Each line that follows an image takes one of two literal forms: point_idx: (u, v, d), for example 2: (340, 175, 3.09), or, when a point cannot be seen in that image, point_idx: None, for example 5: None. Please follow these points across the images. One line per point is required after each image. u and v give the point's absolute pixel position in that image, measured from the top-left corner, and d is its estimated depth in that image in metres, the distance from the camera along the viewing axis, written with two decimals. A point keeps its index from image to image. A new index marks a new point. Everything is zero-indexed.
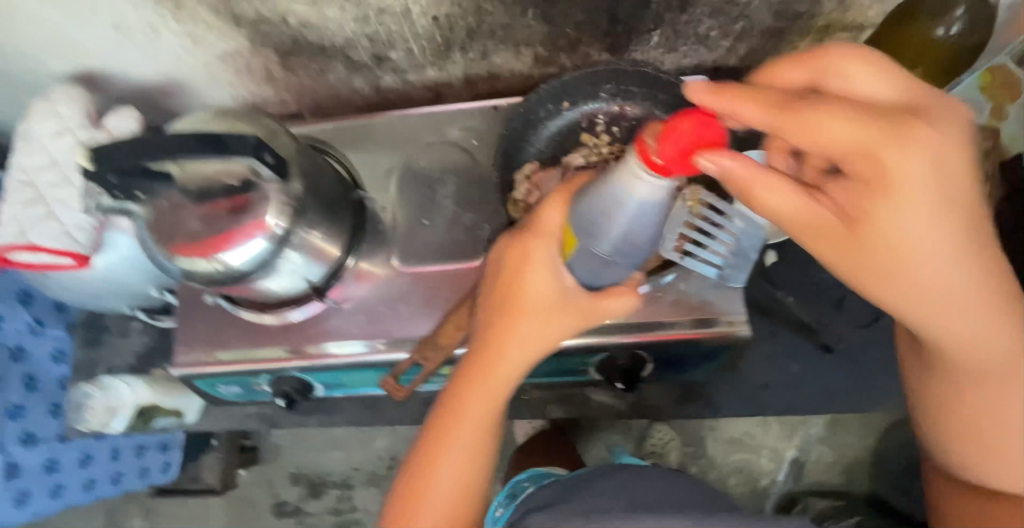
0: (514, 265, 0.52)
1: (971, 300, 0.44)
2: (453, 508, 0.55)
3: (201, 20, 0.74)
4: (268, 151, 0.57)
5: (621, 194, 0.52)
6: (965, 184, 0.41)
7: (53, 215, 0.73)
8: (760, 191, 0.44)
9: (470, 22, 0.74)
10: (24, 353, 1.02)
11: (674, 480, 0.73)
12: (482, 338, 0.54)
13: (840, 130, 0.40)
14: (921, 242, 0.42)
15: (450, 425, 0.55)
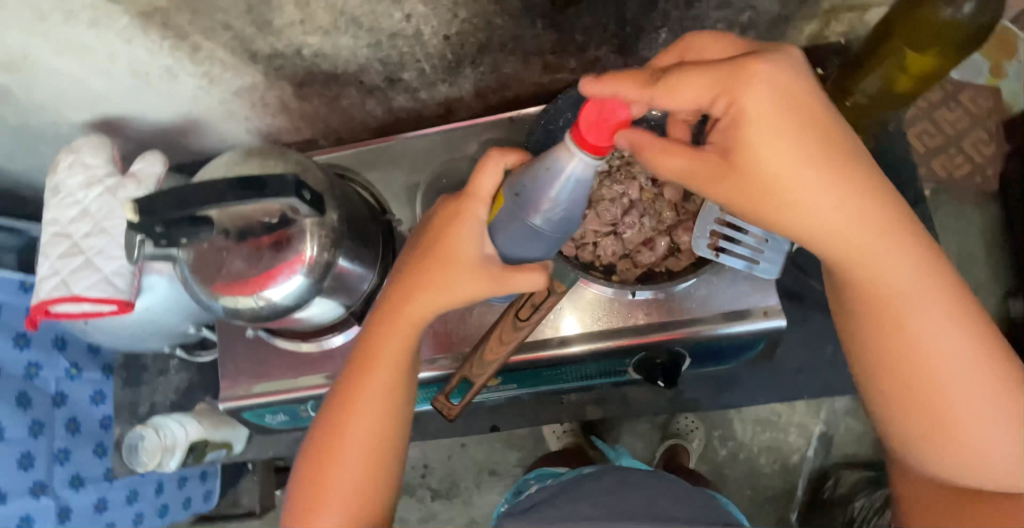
0: (444, 225, 0.60)
1: (847, 225, 0.49)
2: (374, 441, 0.61)
3: (217, 60, 0.76)
4: (305, 188, 0.59)
5: (552, 165, 0.54)
6: (813, 114, 0.48)
7: (93, 264, 0.77)
8: (660, 154, 0.50)
9: (481, 37, 0.75)
10: (64, 399, 1.02)
11: (689, 494, 0.67)
12: (404, 280, 0.61)
13: (690, 94, 0.49)
14: (784, 163, 0.47)
15: (372, 366, 0.61)
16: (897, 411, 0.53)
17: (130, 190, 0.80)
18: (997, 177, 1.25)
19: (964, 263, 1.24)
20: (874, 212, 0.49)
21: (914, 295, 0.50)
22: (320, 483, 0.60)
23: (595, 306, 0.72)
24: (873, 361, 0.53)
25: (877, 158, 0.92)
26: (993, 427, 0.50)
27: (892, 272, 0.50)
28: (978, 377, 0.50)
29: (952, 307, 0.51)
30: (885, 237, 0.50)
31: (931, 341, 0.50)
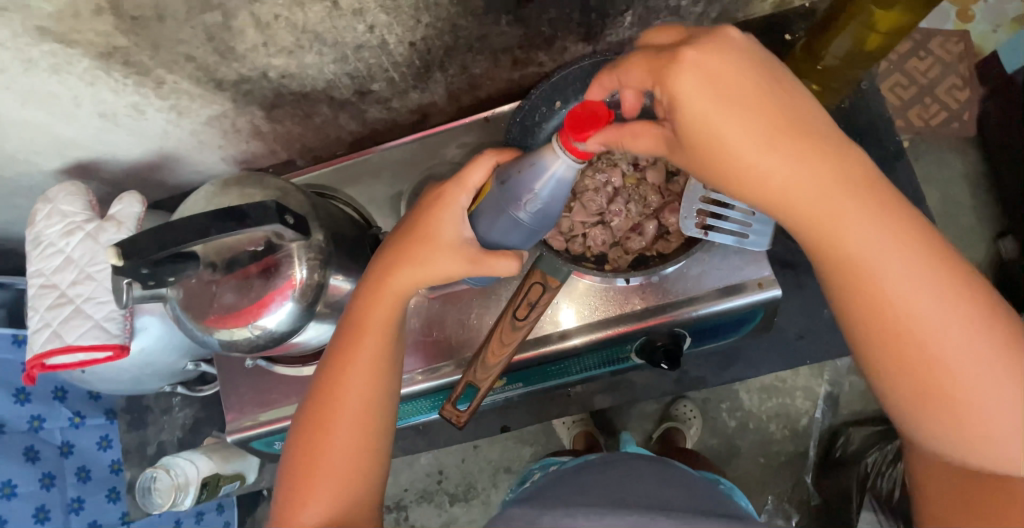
0: (427, 205, 0.61)
1: (810, 197, 0.46)
2: (360, 424, 0.59)
3: (183, 92, 0.75)
4: (288, 212, 0.58)
5: (536, 161, 0.55)
6: (756, 88, 0.46)
7: (83, 311, 0.76)
8: (630, 139, 0.50)
9: (446, 40, 0.75)
10: (72, 448, 1.02)
11: (684, 481, 0.68)
12: (384, 259, 0.61)
13: (635, 80, 0.50)
14: (729, 138, 0.45)
15: (352, 351, 0.60)
16: (901, 401, 0.48)
17: (111, 233, 0.79)
18: (974, 122, 1.26)
19: (950, 210, 1.25)
20: (842, 181, 0.46)
21: (903, 272, 0.45)
22: (306, 472, 0.57)
23: (590, 297, 0.72)
24: (870, 350, 0.48)
25: (854, 117, 0.92)
26: (1012, 413, 0.45)
27: (877, 251, 0.46)
28: (988, 358, 0.44)
29: (947, 280, 0.45)
30: (857, 208, 0.46)
31: (928, 321, 0.45)
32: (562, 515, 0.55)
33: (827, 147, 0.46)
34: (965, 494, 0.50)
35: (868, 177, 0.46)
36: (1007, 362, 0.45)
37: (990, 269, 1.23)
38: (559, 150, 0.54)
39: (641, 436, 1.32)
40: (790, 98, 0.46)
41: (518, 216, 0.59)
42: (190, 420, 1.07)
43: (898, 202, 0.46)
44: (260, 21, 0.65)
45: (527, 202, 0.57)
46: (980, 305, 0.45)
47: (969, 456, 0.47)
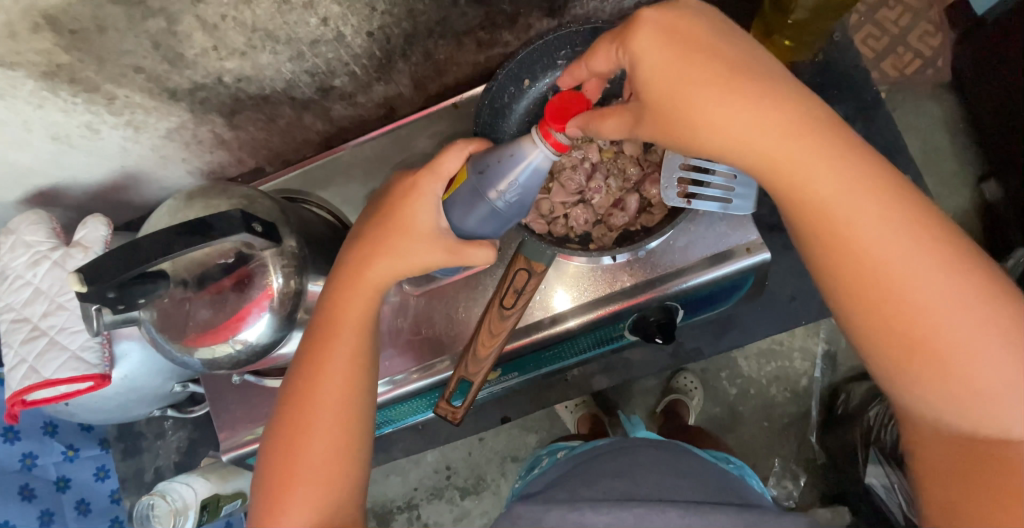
0: (401, 195, 0.59)
1: (775, 142, 0.46)
2: (340, 423, 0.56)
3: (137, 106, 0.72)
4: (255, 219, 0.56)
5: (516, 150, 0.55)
6: (713, 43, 0.48)
7: (58, 343, 0.74)
8: (597, 122, 0.52)
9: (405, 27, 0.72)
10: (67, 483, 0.98)
11: (696, 469, 0.67)
12: (360, 247, 0.59)
13: (602, 65, 0.53)
14: (691, 88, 0.47)
15: (327, 347, 0.57)
16: (886, 354, 0.46)
17: (78, 259, 0.76)
18: (948, 67, 1.25)
19: (932, 158, 1.25)
20: (807, 126, 0.46)
21: (874, 215, 0.45)
22: (285, 476, 0.55)
23: (579, 277, 0.70)
24: (848, 298, 0.47)
25: (829, 70, 0.90)
26: (994, 357, 0.44)
27: (845, 194, 0.46)
28: (962, 301, 0.44)
29: (918, 224, 0.45)
30: (823, 150, 0.46)
31: (904, 262, 0.45)
32: (569, 509, 0.57)
33: (789, 93, 0.47)
34: (961, 462, 0.47)
35: (833, 123, 0.47)
36: (985, 305, 0.44)
37: (975, 213, 1.23)
38: (537, 138, 0.54)
39: (645, 412, 1.31)
40: (747, 52, 0.48)
41: (491, 204, 0.57)
42: (185, 442, 1.06)
43: (864, 146, 0.47)
44: (207, 24, 0.62)
45: (501, 188, 0.56)
46: (954, 249, 0.45)
47: (959, 411, 0.45)
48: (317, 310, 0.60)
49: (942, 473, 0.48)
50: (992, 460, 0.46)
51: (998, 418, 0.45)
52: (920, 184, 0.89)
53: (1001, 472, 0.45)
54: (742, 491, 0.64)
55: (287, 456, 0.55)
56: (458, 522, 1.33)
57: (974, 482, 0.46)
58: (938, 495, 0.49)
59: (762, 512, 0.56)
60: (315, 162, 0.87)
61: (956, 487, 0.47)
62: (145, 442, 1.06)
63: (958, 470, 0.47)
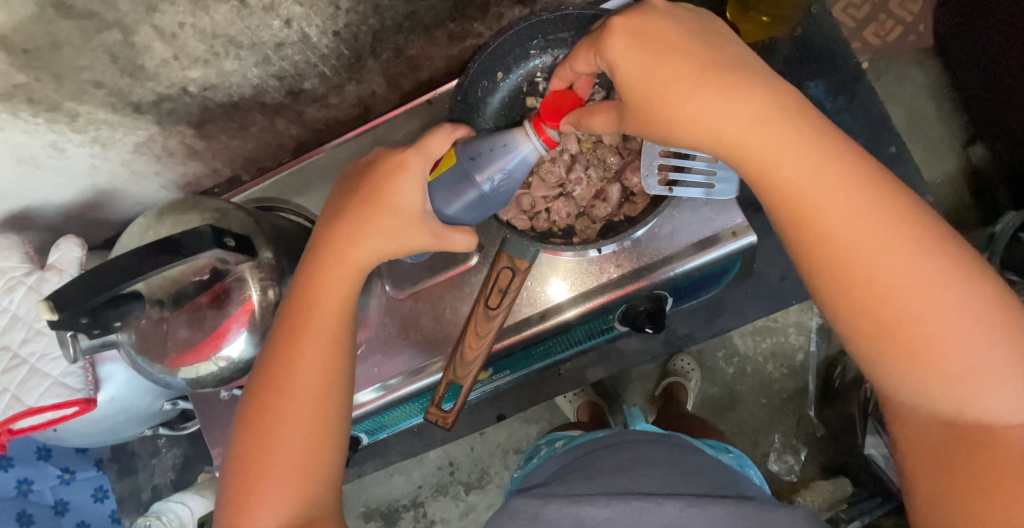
0: (385, 171, 0.57)
1: (742, 132, 0.47)
2: (312, 425, 0.54)
3: (101, 122, 0.69)
4: (227, 234, 0.55)
5: (509, 141, 0.58)
6: (681, 40, 0.49)
7: (40, 370, 0.74)
8: (588, 117, 0.54)
9: (373, 24, 0.70)
10: (67, 506, 0.99)
11: (695, 463, 0.66)
12: (337, 225, 0.57)
13: (584, 66, 0.55)
14: (659, 85, 0.48)
15: (297, 355, 0.54)
16: (861, 335, 0.46)
17: (53, 282, 0.74)
18: (930, 32, 1.24)
19: (917, 125, 1.24)
20: (773, 114, 0.47)
21: (843, 196, 0.45)
22: (252, 483, 0.52)
23: (567, 270, 0.69)
24: (824, 280, 0.47)
25: (810, 44, 0.89)
26: (967, 336, 0.43)
27: (815, 178, 0.46)
28: (935, 281, 0.44)
29: (887, 206, 0.45)
30: (790, 136, 0.46)
31: (873, 243, 0.45)
32: (567, 503, 0.57)
33: (755, 83, 0.48)
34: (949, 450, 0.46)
35: (801, 109, 0.48)
36: (955, 284, 0.44)
37: (963, 178, 1.23)
38: (531, 133, 0.57)
39: (643, 396, 1.31)
40: (715, 47, 0.49)
41: (478, 189, 0.58)
42: (181, 459, 1.05)
43: (833, 131, 0.47)
44: (165, 33, 0.59)
45: (491, 175, 0.57)
46: (924, 230, 0.45)
47: (936, 391, 0.45)
48: (282, 311, 0.57)
49: (928, 460, 0.47)
50: (976, 448, 0.44)
51: (976, 400, 0.44)
52: (905, 155, 0.88)
53: (983, 458, 0.44)
54: (742, 485, 0.64)
55: (254, 466, 0.53)
56: (464, 517, 1.34)
57: (958, 469, 0.45)
58: (921, 481, 0.48)
59: (761, 503, 0.56)
60: (291, 168, 0.86)
61: (939, 473, 0.46)
62: (140, 461, 1.05)
63: (943, 457, 0.46)
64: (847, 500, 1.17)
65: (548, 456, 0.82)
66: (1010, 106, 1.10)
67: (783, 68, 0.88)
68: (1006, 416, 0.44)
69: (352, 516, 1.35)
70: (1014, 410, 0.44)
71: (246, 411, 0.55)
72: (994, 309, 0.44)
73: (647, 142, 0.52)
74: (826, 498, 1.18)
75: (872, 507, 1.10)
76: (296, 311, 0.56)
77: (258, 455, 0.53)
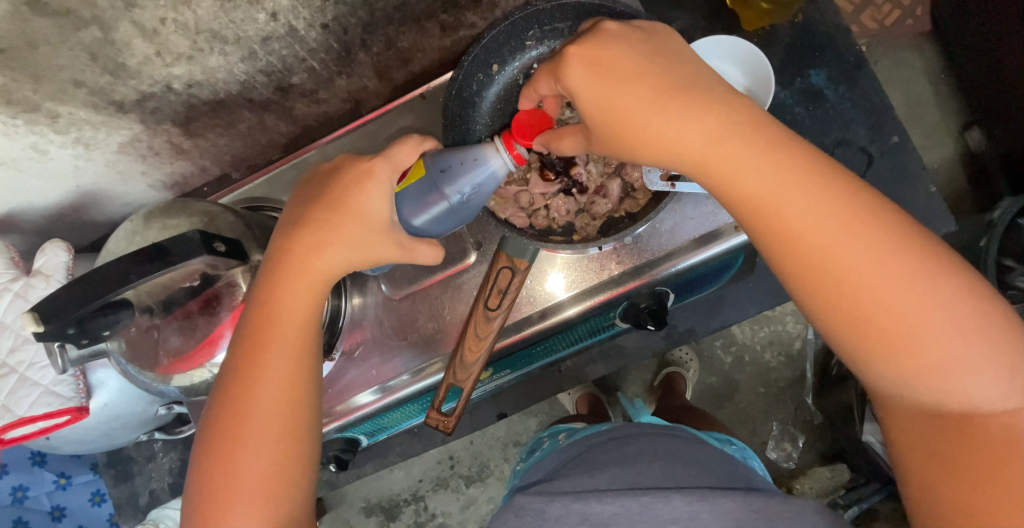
0: (352, 179, 0.55)
1: (701, 148, 0.46)
2: (277, 434, 0.53)
3: (83, 121, 0.67)
4: (215, 238, 0.53)
5: (480, 155, 0.56)
6: (633, 60, 0.48)
7: (29, 379, 0.73)
8: (556, 140, 0.54)
9: (362, 16, 0.67)
10: (64, 511, 1.02)
11: (701, 455, 0.65)
12: (296, 231, 0.54)
13: (546, 89, 0.55)
14: (616, 98, 0.47)
15: (254, 364, 0.53)
16: (838, 337, 0.46)
17: (40, 288, 0.73)
18: (927, 16, 1.22)
19: (914, 110, 1.23)
20: (728, 128, 0.46)
21: (806, 202, 0.45)
22: (221, 495, 0.51)
23: (569, 265, 0.68)
24: (798, 289, 0.46)
25: (810, 31, 0.87)
26: (941, 331, 0.43)
27: (777, 186, 0.45)
28: (907, 279, 0.43)
29: (850, 209, 0.44)
30: (747, 149, 0.46)
31: (841, 248, 0.44)
32: (572, 500, 0.56)
33: (708, 99, 0.47)
34: (941, 443, 0.45)
35: (756, 121, 0.47)
36: (927, 282, 0.43)
37: (960, 163, 1.22)
38: (500, 149, 0.56)
39: (642, 387, 1.31)
40: (667, 61, 0.48)
41: (447, 202, 0.57)
42: (178, 462, 1.02)
43: (790, 140, 0.47)
44: (145, 29, 0.57)
45: (461, 188, 0.56)
46: (891, 231, 0.44)
47: (921, 388, 0.44)
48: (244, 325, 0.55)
49: (919, 454, 0.46)
50: (966, 440, 0.44)
51: (960, 392, 0.43)
52: (908, 145, 0.86)
53: (974, 449, 0.43)
54: (749, 476, 0.63)
55: (220, 476, 0.52)
56: (465, 510, 1.34)
57: (949, 463, 0.44)
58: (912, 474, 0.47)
59: (770, 496, 0.55)
60: (281, 167, 0.83)
61: (930, 466, 0.46)
62: (135, 467, 1.03)
63: (931, 450, 0.45)
64: (844, 486, 1.16)
65: (550, 449, 0.81)
66: (1009, 91, 1.09)
67: (782, 56, 0.87)
68: (993, 405, 0.43)
69: (352, 511, 1.35)
70: (1000, 398, 0.43)
71: (208, 425, 0.54)
72: (968, 301, 0.43)
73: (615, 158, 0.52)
74: (822, 486, 1.17)
75: (871, 493, 1.09)
76: (252, 319, 0.54)
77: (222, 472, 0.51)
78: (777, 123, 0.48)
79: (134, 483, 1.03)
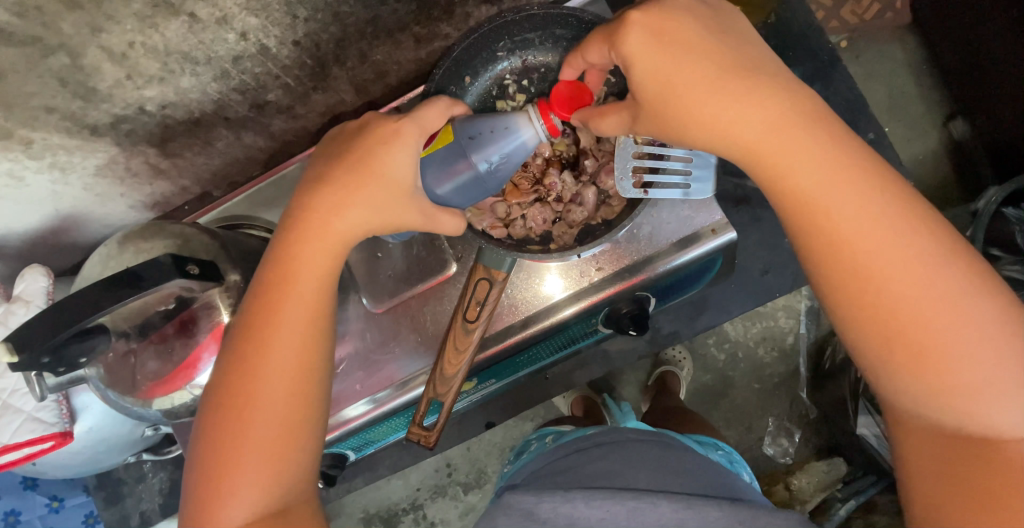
0: (378, 136, 0.54)
1: (753, 133, 0.47)
2: (282, 446, 0.52)
3: (57, 147, 0.67)
4: (188, 261, 0.53)
5: (511, 124, 0.58)
6: (702, 41, 0.48)
7: (12, 406, 0.73)
8: (597, 119, 0.54)
9: (334, 31, 0.67)
10: None
11: (686, 463, 0.65)
12: (320, 199, 0.53)
13: (597, 58, 0.54)
14: (675, 82, 0.48)
15: (263, 377, 0.51)
16: (866, 338, 0.46)
17: (20, 314, 0.73)
18: (907, 9, 1.22)
19: (896, 104, 1.24)
20: (790, 119, 0.47)
21: (855, 201, 0.45)
22: (214, 500, 0.50)
23: (548, 272, 0.68)
24: (829, 281, 0.47)
25: (786, 30, 0.87)
26: (976, 348, 0.43)
27: (826, 182, 0.46)
28: (948, 291, 0.44)
29: (902, 213, 0.45)
30: (805, 142, 0.46)
31: (884, 249, 0.44)
32: (561, 502, 0.56)
33: (773, 88, 0.47)
34: (953, 459, 0.45)
35: (820, 116, 0.47)
36: (968, 298, 0.43)
37: (944, 154, 1.23)
38: (533, 117, 0.58)
39: (637, 387, 1.32)
40: (735, 47, 0.49)
41: (473, 169, 0.57)
42: (168, 482, 1.02)
43: (850, 138, 0.47)
44: (114, 53, 0.57)
45: (489, 155, 0.57)
46: (937, 242, 0.45)
47: (940, 401, 0.44)
48: (242, 324, 0.53)
49: (926, 464, 0.46)
50: (977, 457, 0.44)
51: (976, 413, 0.44)
52: (884, 141, 0.87)
53: (986, 472, 0.43)
54: (734, 486, 0.63)
55: (219, 479, 0.51)
56: (464, 517, 1.33)
57: (958, 481, 0.44)
58: (918, 484, 0.47)
59: (754, 505, 0.55)
60: (261, 184, 0.83)
61: (938, 479, 0.45)
62: (126, 489, 1.02)
63: (944, 466, 0.45)
64: (842, 480, 1.17)
65: (536, 454, 0.81)
66: (989, 82, 1.10)
67: None
68: (1008, 429, 0.43)
69: (351, 522, 1.35)
70: (1017, 424, 0.43)
71: (202, 430, 0.52)
72: (1008, 324, 0.43)
73: (656, 139, 0.53)
74: (820, 480, 1.18)
75: (868, 486, 1.10)
76: (262, 322, 0.52)
77: (216, 491, 0.50)
78: (840, 125, 0.48)
79: (126, 504, 1.02)
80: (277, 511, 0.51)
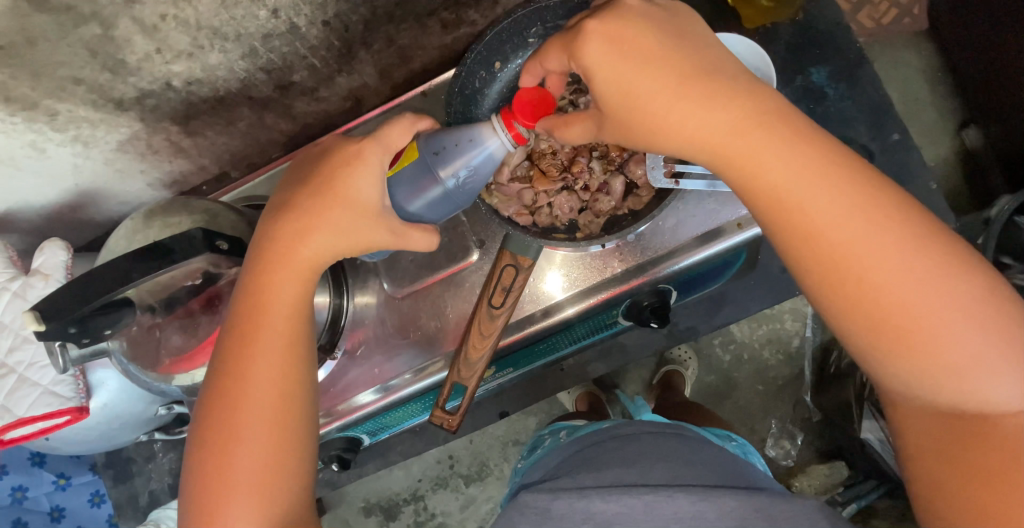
0: (342, 160, 0.54)
1: (722, 137, 0.47)
2: (270, 425, 0.52)
3: (81, 120, 0.66)
4: (219, 236, 0.53)
5: (476, 136, 0.55)
6: (657, 45, 0.47)
7: (28, 379, 0.73)
8: (563, 128, 0.53)
9: (364, 13, 0.67)
10: (63, 512, 1.02)
11: (705, 455, 0.65)
12: (284, 218, 0.54)
13: (555, 64, 0.53)
14: (639, 90, 0.47)
15: (245, 364, 0.52)
16: (855, 333, 0.46)
17: (38, 287, 0.72)
18: (924, 15, 1.22)
19: (910, 110, 1.24)
20: (754, 120, 0.46)
21: (828, 197, 0.45)
22: (215, 488, 0.51)
23: (571, 263, 0.68)
24: (813, 282, 0.46)
25: (810, 29, 0.87)
26: (959, 326, 0.43)
27: (796, 182, 0.45)
28: (929, 275, 0.43)
29: (875, 203, 0.45)
30: (771, 142, 0.46)
31: (862, 241, 0.44)
32: (577, 497, 0.56)
33: (736, 88, 0.47)
34: (951, 441, 0.45)
35: (783, 112, 0.47)
36: (948, 279, 0.43)
37: (957, 161, 1.23)
38: (497, 128, 0.54)
39: (641, 385, 1.32)
40: (693, 49, 0.48)
41: (439, 185, 0.56)
42: (177, 463, 1.02)
43: (815, 132, 0.47)
44: (146, 25, 0.57)
45: (453, 171, 0.55)
46: (913, 226, 0.44)
47: (935, 385, 0.44)
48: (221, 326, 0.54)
49: (928, 448, 0.47)
50: (977, 440, 0.44)
51: (973, 390, 0.44)
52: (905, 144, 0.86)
53: (985, 451, 0.44)
54: (751, 476, 0.63)
55: (215, 468, 0.51)
56: (465, 509, 1.33)
57: (957, 463, 0.45)
58: (920, 466, 0.48)
59: (773, 494, 0.55)
60: (281, 165, 0.83)
61: (940, 464, 0.46)
62: (135, 467, 1.03)
63: (945, 450, 0.46)
64: (843, 484, 1.17)
65: (551, 447, 0.81)
66: (1004, 92, 1.10)
67: (784, 55, 0.86)
68: (1002, 401, 0.44)
69: (352, 511, 1.35)
70: (1012, 395, 0.43)
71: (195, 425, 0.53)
72: (987, 304, 0.43)
73: (626, 146, 0.52)
74: (821, 484, 1.20)
75: (868, 490, 1.10)
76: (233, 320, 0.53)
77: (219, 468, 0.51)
78: (801, 118, 0.48)
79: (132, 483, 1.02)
80: (274, 486, 0.51)
